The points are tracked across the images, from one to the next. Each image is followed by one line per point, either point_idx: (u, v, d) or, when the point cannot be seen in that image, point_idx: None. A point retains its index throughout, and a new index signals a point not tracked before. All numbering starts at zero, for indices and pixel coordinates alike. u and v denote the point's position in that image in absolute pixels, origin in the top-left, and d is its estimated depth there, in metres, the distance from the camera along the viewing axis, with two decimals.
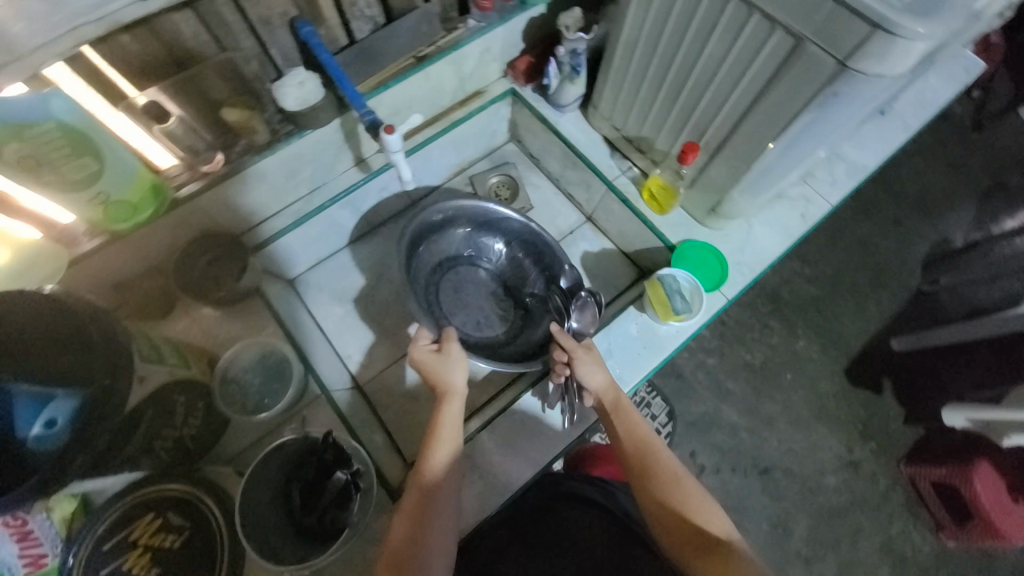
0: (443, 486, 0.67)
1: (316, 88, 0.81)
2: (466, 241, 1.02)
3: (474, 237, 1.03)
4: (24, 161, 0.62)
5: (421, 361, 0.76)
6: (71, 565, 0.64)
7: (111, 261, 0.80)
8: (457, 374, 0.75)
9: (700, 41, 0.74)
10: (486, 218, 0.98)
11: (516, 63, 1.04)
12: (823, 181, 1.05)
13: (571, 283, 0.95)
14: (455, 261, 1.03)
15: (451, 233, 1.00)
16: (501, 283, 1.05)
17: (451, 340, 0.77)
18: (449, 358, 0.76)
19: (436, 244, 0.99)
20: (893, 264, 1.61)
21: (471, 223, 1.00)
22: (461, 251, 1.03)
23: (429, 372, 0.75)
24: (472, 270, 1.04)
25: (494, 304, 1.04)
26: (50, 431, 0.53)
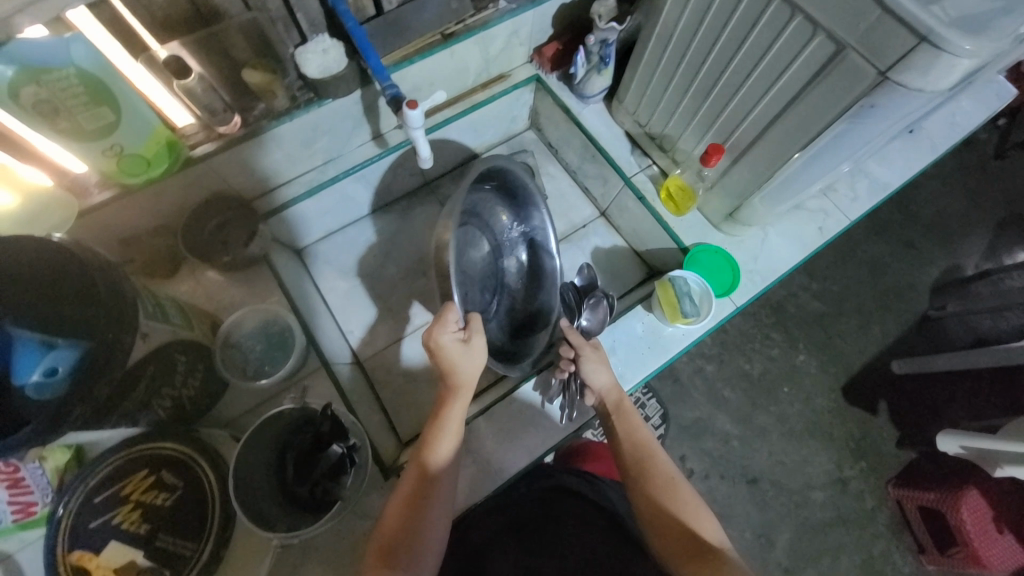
0: (440, 471, 0.66)
1: (340, 56, 0.80)
2: (490, 210, 0.97)
3: (495, 208, 0.98)
4: (39, 105, 0.60)
5: (442, 346, 0.69)
6: (60, 515, 0.64)
7: (120, 214, 0.78)
8: (472, 371, 0.71)
9: (737, 40, 0.72)
10: (519, 194, 0.96)
11: (544, 50, 1.02)
12: (844, 196, 1.04)
13: (584, 282, 0.99)
14: (470, 218, 0.93)
15: (485, 195, 0.94)
16: (494, 269, 0.99)
17: (479, 327, 0.73)
18: (472, 352, 0.71)
19: (474, 200, 0.92)
20: (903, 286, 1.59)
21: (503, 193, 0.97)
22: (480, 211, 0.94)
23: (447, 363, 0.69)
24: (479, 240, 0.96)
25: (483, 285, 0.97)
26: (49, 379, 0.53)
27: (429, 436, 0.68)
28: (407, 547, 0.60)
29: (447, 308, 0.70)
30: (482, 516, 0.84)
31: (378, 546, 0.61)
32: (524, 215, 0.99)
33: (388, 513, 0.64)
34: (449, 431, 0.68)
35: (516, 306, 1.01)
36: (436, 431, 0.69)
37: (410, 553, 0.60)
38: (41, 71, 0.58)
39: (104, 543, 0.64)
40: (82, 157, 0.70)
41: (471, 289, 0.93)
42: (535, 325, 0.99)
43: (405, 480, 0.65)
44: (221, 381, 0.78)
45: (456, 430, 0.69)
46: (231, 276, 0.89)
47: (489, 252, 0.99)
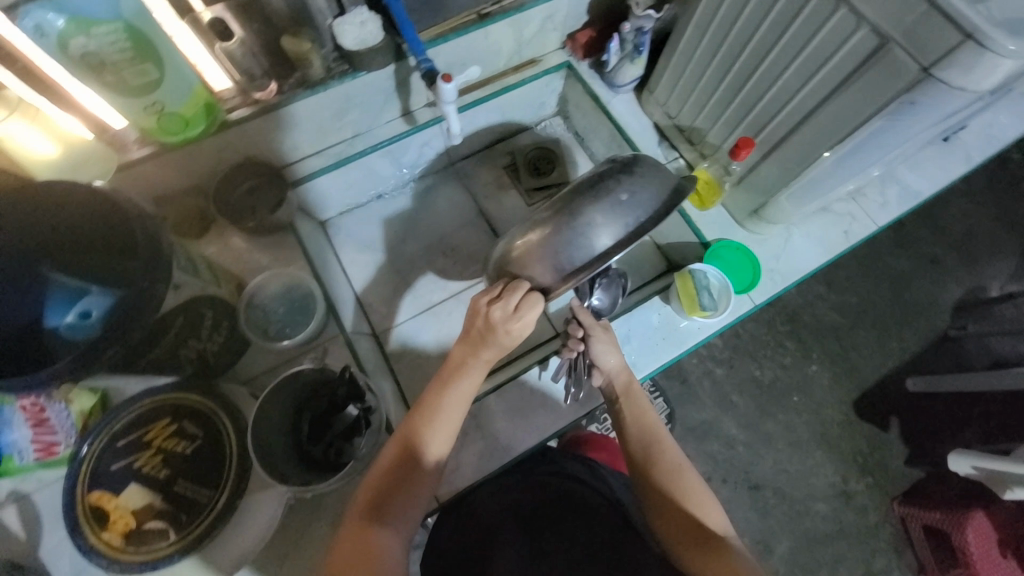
0: (431, 443, 0.66)
1: (377, 30, 0.80)
2: (634, 184, 0.64)
3: (635, 188, 0.64)
4: (87, 58, 0.62)
5: (490, 327, 0.64)
6: (83, 455, 0.66)
7: (154, 172, 0.81)
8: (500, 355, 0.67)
9: (777, 32, 0.72)
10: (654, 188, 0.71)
11: (578, 36, 1.01)
12: (873, 202, 1.02)
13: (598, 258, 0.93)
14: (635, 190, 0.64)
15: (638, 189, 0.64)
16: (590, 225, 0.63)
17: (534, 323, 0.63)
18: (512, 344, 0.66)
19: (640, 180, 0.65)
20: (923, 303, 1.56)
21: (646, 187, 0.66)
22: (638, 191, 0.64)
23: (474, 336, 0.66)
24: (617, 197, 0.64)
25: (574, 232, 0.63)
26: (81, 321, 0.58)
27: (428, 412, 0.67)
28: (392, 503, 0.63)
29: (529, 304, 0.63)
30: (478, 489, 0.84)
31: (367, 500, 0.64)
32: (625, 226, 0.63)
33: (376, 469, 0.66)
34: (455, 403, 0.68)
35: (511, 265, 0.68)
36: (440, 396, 0.68)
37: (393, 511, 0.64)
38: (89, 20, 0.59)
39: (125, 485, 0.67)
40: (123, 112, 0.72)
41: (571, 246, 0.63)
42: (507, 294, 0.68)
43: (394, 442, 0.66)
44: (243, 340, 0.79)
45: (461, 402, 0.68)
46: (255, 241, 0.91)
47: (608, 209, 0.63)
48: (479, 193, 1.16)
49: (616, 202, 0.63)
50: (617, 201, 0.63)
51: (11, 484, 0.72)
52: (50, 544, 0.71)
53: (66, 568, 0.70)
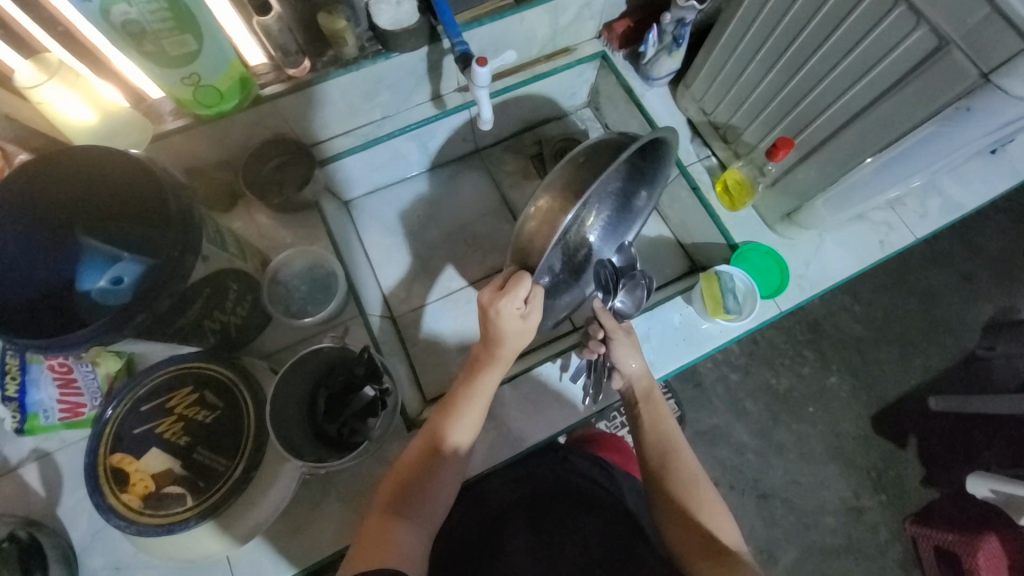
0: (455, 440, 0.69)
1: (412, 10, 0.80)
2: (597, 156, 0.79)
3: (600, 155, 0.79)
4: (128, 25, 0.62)
5: (499, 322, 0.67)
6: (108, 417, 0.68)
7: (188, 143, 0.82)
8: (517, 345, 0.70)
9: (826, 29, 0.69)
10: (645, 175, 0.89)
11: (615, 25, 0.99)
12: (911, 212, 0.98)
13: (623, 260, 0.87)
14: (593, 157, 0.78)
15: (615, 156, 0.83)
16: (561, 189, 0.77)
17: (521, 296, 0.66)
18: (524, 330, 0.68)
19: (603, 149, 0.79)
20: (952, 319, 1.51)
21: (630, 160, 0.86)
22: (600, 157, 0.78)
23: (495, 333, 0.68)
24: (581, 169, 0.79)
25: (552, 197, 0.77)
26: (113, 285, 0.61)
27: (453, 407, 0.69)
28: (414, 495, 0.64)
29: (518, 281, 0.66)
30: (489, 482, 0.83)
31: (390, 490, 0.65)
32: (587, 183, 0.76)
33: (402, 461, 0.68)
34: (479, 397, 0.70)
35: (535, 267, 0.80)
36: (466, 391, 0.70)
37: (416, 502, 0.64)
38: None
39: (145, 449, 0.68)
40: (160, 82, 0.72)
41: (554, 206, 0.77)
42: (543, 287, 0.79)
43: (422, 436, 0.68)
44: (265, 314, 0.81)
45: (482, 397, 0.70)
46: (281, 218, 0.91)
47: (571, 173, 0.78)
48: (503, 182, 1.15)
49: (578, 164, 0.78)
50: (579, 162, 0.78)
51: (33, 442, 0.74)
52: (70, 502, 0.73)
53: (83, 526, 0.72)
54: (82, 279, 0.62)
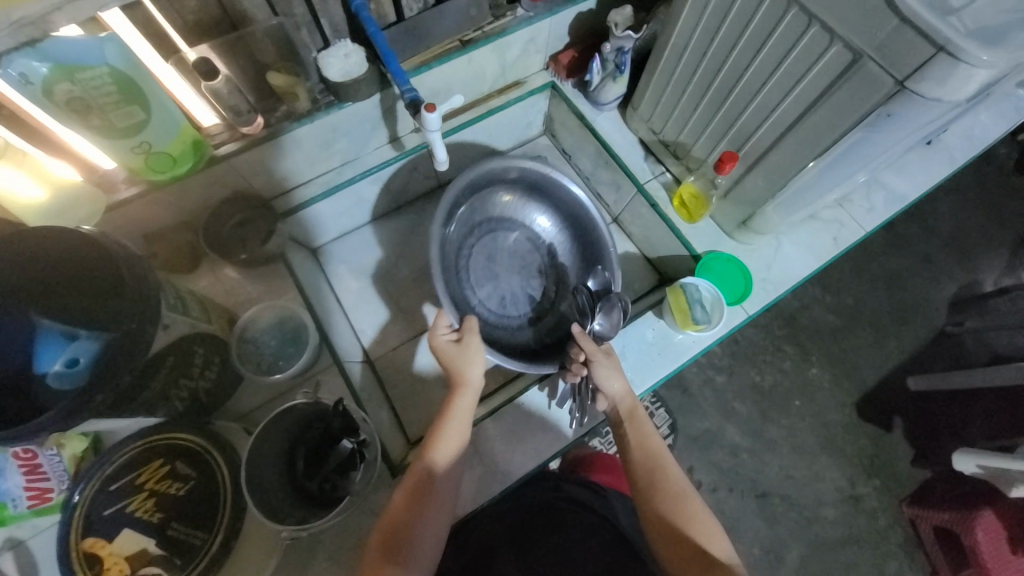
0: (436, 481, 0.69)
1: (360, 61, 0.82)
2: (494, 211, 1.02)
3: (492, 209, 1.02)
4: (72, 101, 0.63)
5: (445, 351, 0.79)
6: (76, 502, 0.65)
7: (146, 209, 0.81)
8: (474, 366, 0.78)
9: (754, 48, 0.73)
10: (551, 190, 1.00)
11: (560, 57, 1.03)
12: (859, 207, 1.03)
13: (600, 286, 0.97)
14: (483, 218, 1.01)
15: (505, 200, 1.02)
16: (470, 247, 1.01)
17: (443, 324, 0.81)
18: (467, 349, 0.78)
19: (490, 206, 1.01)
20: (918, 300, 1.57)
21: (522, 191, 1.02)
22: (493, 215, 1.02)
23: (448, 361, 0.78)
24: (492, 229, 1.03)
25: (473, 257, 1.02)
26: (71, 369, 0.57)
27: (431, 437, 0.73)
28: (405, 538, 0.64)
29: (439, 314, 0.82)
30: (479, 522, 0.82)
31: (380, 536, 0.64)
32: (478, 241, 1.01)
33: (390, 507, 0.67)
34: (460, 417, 0.75)
35: (500, 306, 1.02)
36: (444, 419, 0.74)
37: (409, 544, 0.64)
38: (77, 68, 0.61)
39: (117, 530, 0.65)
40: (109, 152, 0.72)
41: (466, 261, 1.00)
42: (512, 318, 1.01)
43: (408, 476, 0.69)
44: (237, 374, 0.78)
45: (459, 422, 0.74)
46: (248, 273, 0.90)
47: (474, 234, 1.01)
48: None
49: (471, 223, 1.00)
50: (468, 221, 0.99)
51: (5, 532, 0.71)
52: None
53: None
54: (37, 359, 0.59)
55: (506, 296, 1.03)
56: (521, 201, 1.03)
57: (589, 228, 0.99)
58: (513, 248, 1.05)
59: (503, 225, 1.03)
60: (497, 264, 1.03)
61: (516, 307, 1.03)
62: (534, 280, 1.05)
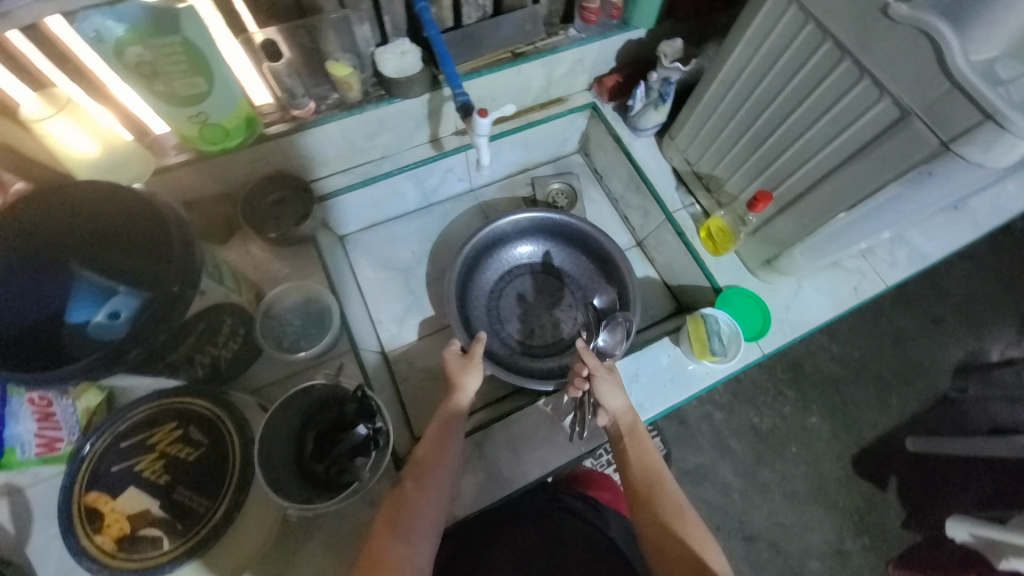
0: (438, 477, 0.69)
1: (416, 61, 0.85)
2: (508, 259, 1.06)
3: (505, 258, 1.06)
4: (142, 65, 0.66)
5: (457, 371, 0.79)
6: (85, 454, 0.66)
7: (190, 177, 0.83)
8: (472, 379, 0.78)
9: (801, 95, 0.76)
10: (553, 228, 1.04)
11: (605, 80, 1.06)
12: (881, 261, 1.04)
13: (606, 303, 1.00)
14: (499, 269, 1.06)
15: (518, 246, 1.06)
16: (494, 296, 1.05)
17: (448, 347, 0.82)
18: (471, 364, 0.79)
19: (504, 257, 1.06)
20: (923, 361, 1.57)
21: (531, 235, 1.05)
22: (507, 264, 1.06)
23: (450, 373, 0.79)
24: (508, 277, 1.06)
25: (498, 303, 1.05)
26: (111, 322, 0.59)
27: (431, 438, 0.73)
28: (405, 520, 0.65)
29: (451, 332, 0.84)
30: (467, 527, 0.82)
31: (382, 519, 0.66)
32: (497, 288, 1.06)
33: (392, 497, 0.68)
34: (455, 425, 0.75)
35: (530, 338, 1.04)
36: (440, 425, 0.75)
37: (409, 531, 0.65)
38: (150, 33, 0.64)
39: (123, 488, 0.66)
40: (168, 118, 0.74)
41: (489, 305, 1.04)
42: (543, 342, 1.04)
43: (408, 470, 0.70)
44: (257, 347, 0.80)
45: (455, 430, 0.75)
46: (277, 251, 0.91)
47: (494, 284, 1.05)
48: None
49: (486, 268, 1.04)
50: (482, 268, 1.04)
51: (4, 476, 0.72)
52: (40, 541, 0.70)
53: (52, 567, 0.69)
54: (70, 309, 0.61)
55: (539, 329, 1.05)
56: (534, 241, 1.06)
57: (595, 247, 1.02)
58: (535, 283, 1.07)
59: (519, 266, 1.07)
60: (523, 302, 1.06)
61: (551, 331, 1.05)
62: (564, 302, 1.06)
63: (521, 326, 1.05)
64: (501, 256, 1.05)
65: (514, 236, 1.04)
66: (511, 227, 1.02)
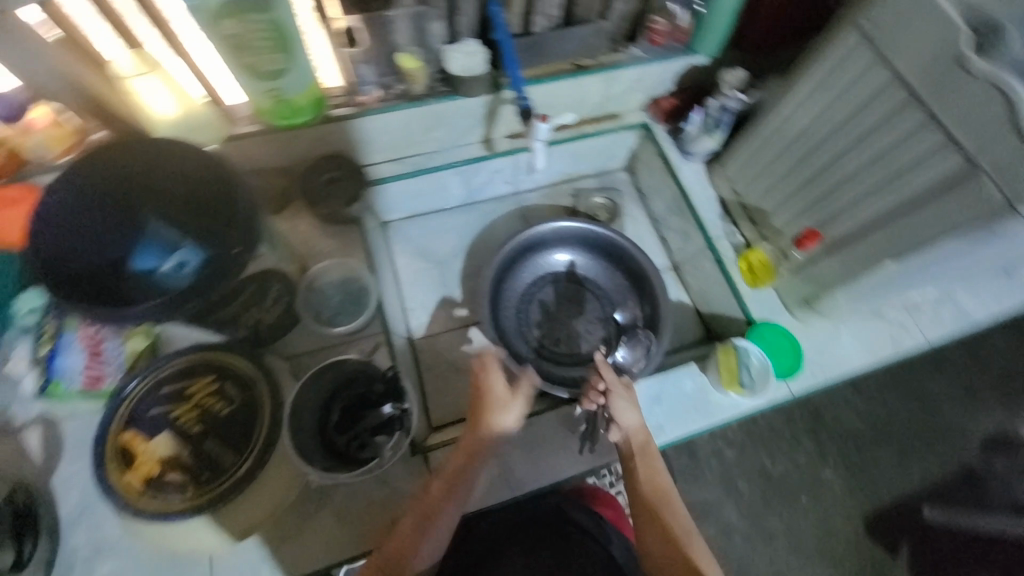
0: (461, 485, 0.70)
1: (482, 62, 0.88)
2: (543, 265, 1.07)
3: (540, 264, 1.07)
4: (229, 38, 0.70)
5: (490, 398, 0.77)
6: (128, 392, 0.69)
7: (254, 148, 0.86)
8: (510, 416, 0.76)
9: (863, 139, 0.75)
10: (591, 240, 1.04)
11: (661, 101, 1.07)
12: (924, 318, 1.01)
13: (626, 318, 1.04)
14: (533, 274, 1.07)
15: (555, 254, 1.07)
16: (524, 300, 1.06)
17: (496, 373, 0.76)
18: (514, 400, 0.76)
19: (539, 263, 1.07)
20: (952, 429, 1.50)
21: (569, 245, 1.06)
22: (541, 270, 1.07)
23: (489, 399, 0.75)
24: (541, 283, 1.07)
25: (527, 308, 1.06)
26: (176, 270, 0.63)
27: (460, 456, 0.72)
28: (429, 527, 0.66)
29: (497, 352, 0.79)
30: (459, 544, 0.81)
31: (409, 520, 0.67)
32: (529, 292, 1.07)
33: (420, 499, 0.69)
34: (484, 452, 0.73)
35: (554, 346, 1.04)
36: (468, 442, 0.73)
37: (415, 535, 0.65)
38: (246, 8, 0.68)
39: (157, 431, 0.69)
40: (247, 90, 0.79)
41: (519, 308, 1.05)
42: (565, 352, 1.04)
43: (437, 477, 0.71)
44: (296, 317, 0.83)
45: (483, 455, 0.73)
46: (324, 227, 0.92)
47: (526, 288, 1.06)
48: None
49: (520, 271, 1.06)
50: (516, 271, 1.05)
51: (43, 407, 0.76)
52: (65, 474, 0.73)
53: (74, 500, 0.72)
54: (134, 258, 0.65)
55: (567, 339, 1.05)
56: (571, 251, 1.07)
57: (630, 262, 1.02)
58: (566, 292, 1.07)
59: (552, 274, 1.07)
60: (552, 310, 1.07)
61: (575, 341, 1.05)
62: (590, 315, 1.06)
63: (547, 333, 1.05)
64: (536, 262, 1.06)
65: (550, 244, 1.05)
66: (549, 234, 1.03)
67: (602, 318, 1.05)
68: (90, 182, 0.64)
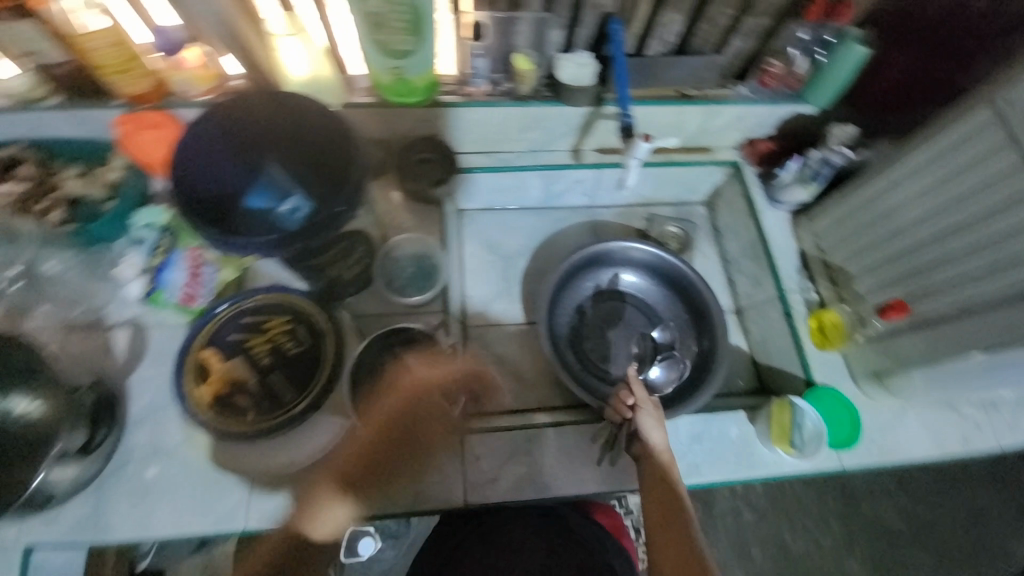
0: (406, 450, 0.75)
1: (590, 74, 0.91)
2: (604, 280, 1.07)
3: (602, 278, 1.06)
4: (374, 14, 0.77)
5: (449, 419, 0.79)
6: (217, 313, 0.76)
7: (361, 119, 0.91)
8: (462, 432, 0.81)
9: (976, 218, 0.73)
10: (659, 267, 1.04)
11: (757, 143, 1.05)
12: (1003, 421, 0.92)
13: (664, 336, 1.02)
14: (593, 288, 1.06)
15: (619, 273, 1.07)
16: (579, 312, 1.05)
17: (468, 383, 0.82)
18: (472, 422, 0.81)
19: (601, 277, 1.06)
20: (1001, 550, 1.37)
21: (636, 267, 1.06)
22: (602, 285, 1.07)
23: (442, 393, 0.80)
24: (598, 298, 1.06)
25: (580, 319, 1.05)
26: (290, 214, 0.72)
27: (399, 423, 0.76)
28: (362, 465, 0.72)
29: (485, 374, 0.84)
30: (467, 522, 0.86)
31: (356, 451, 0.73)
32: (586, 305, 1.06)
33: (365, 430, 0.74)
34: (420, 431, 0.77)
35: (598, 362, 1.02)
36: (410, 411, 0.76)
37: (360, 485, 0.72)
38: None
39: (232, 354, 0.75)
40: (372, 64, 0.84)
41: (571, 318, 1.05)
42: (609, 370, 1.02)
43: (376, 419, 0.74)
44: (368, 280, 0.88)
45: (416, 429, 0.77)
46: (408, 204, 0.97)
47: (583, 300, 1.06)
48: None
49: (582, 283, 1.06)
50: (577, 281, 1.06)
51: (139, 312, 0.85)
52: (141, 375, 0.81)
53: (144, 401, 0.79)
54: (249, 196, 0.74)
55: (613, 357, 1.02)
56: (635, 273, 1.06)
57: (694, 295, 1.01)
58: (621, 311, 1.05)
59: (613, 292, 1.06)
60: (607, 327, 1.05)
61: (618, 359, 1.02)
62: (634, 334, 1.03)
63: (593, 347, 1.03)
64: (597, 276, 1.06)
65: (616, 261, 1.05)
66: (616, 251, 1.03)
67: (639, 332, 1.04)
68: (222, 120, 0.70)
